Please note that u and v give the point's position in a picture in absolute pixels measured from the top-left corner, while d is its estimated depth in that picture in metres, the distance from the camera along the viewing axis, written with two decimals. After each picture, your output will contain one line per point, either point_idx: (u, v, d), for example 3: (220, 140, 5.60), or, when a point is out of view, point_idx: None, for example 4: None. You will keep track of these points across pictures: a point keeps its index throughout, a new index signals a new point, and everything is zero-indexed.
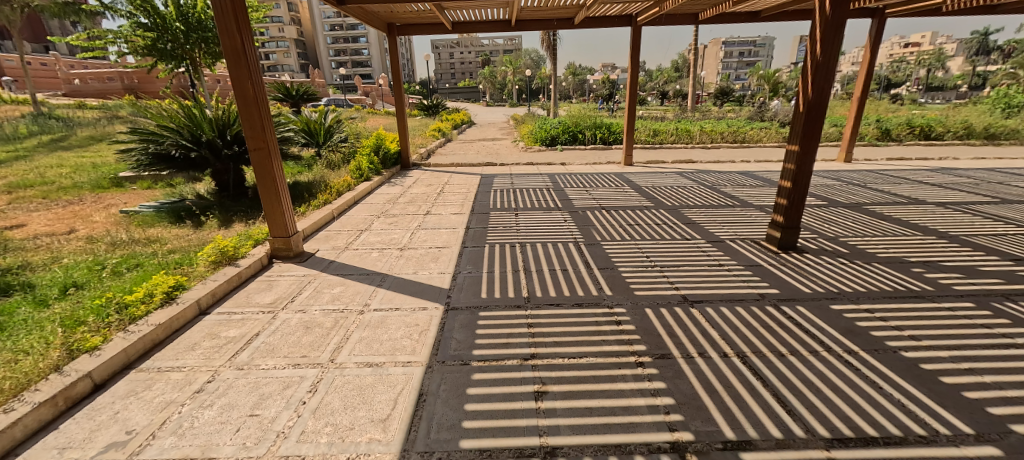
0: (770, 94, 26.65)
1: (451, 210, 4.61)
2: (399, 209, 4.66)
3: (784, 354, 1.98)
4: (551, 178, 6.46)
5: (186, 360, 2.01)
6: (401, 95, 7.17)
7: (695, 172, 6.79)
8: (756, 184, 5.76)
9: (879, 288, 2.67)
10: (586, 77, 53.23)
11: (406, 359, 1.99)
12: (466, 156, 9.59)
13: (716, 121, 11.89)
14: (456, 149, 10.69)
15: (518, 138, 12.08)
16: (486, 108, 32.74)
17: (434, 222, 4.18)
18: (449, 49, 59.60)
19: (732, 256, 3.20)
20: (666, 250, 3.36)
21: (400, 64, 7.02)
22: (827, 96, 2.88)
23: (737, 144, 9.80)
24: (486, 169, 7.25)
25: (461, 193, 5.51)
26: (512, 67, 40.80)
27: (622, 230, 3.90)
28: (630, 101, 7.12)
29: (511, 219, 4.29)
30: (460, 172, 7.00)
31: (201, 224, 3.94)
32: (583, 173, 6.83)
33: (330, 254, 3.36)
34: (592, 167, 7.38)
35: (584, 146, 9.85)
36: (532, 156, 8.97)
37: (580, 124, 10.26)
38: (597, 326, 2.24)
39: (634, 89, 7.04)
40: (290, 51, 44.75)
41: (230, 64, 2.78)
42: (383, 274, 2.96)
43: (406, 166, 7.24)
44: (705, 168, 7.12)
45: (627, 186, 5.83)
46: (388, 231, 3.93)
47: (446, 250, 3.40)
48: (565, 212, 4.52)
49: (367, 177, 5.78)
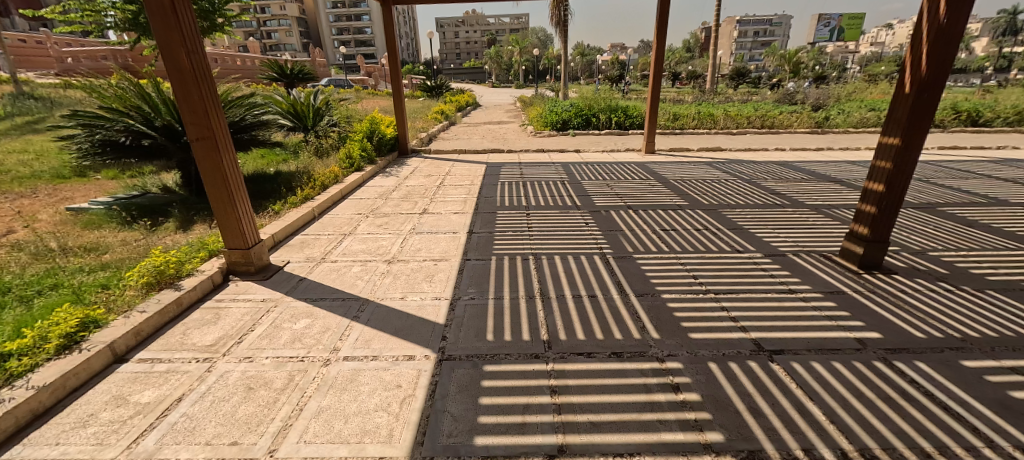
0: (790, 75, 25.46)
1: (451, 208, 3.97)
2: (391, 207, 4.02)
3: (930, 455, 1.35)
4: (565, 168, 5.77)
5: (67, 447, 1.42)
6: (398, 75, 6.44)
7: (726, 163, 6.05)
8: (801, 178, 5.05)
9: (1014, 331, 2.01)
10: (595, 57, 51.64)
11: (377, 452, 1.38)
12: (471, 141, 8.90)
13: (739, 105, 11.05)
14: (459, 133, 9.96)
15: (525, 122, 11.32)
16: (491, 90, 31.84)
17: (431, 224, 3.54)
18: (454, 27, 58.06)
19: (801, 277, 2.55)
20: (715, 266, 2.71)
21: (397, 40, 6.26)
22: (948, 73, 2.17)
23: (764, 131, 9.01)
24: (493, 157, 6.58)
25: (463, 185, 4.84)
26: (518, 48, 39.62)
27: (656, 235, 3.25)
28: (654, 81, 6.36)
29: (523, 221, 3.64)
30: (463, 160, 6.32)
31: (154, 226, 3.33)
32: (600, 163, 6.14)
33: (301, 269, 2.74)
34: (609, 155, 6.68)
35: (598, 131, 9.11)
36: (541, 142, 8.26)
37: (594, 107, 9.49)
38: (647, 394, 1.61)
39: (660, 68, 6.26)
40: (292, 29, 43.72)
41: (156, 24, 2.10)
42: (363, 301, 2.33)
43: (404, 153, 6.58)
44: (735, 158, 6.40)
45: (652, 178, 5.15)
46: (375, 236, 3.30)
47: (443, 264, 2.78)
48: (584, 212, 3.85)
49: (359, 167, 5.15)
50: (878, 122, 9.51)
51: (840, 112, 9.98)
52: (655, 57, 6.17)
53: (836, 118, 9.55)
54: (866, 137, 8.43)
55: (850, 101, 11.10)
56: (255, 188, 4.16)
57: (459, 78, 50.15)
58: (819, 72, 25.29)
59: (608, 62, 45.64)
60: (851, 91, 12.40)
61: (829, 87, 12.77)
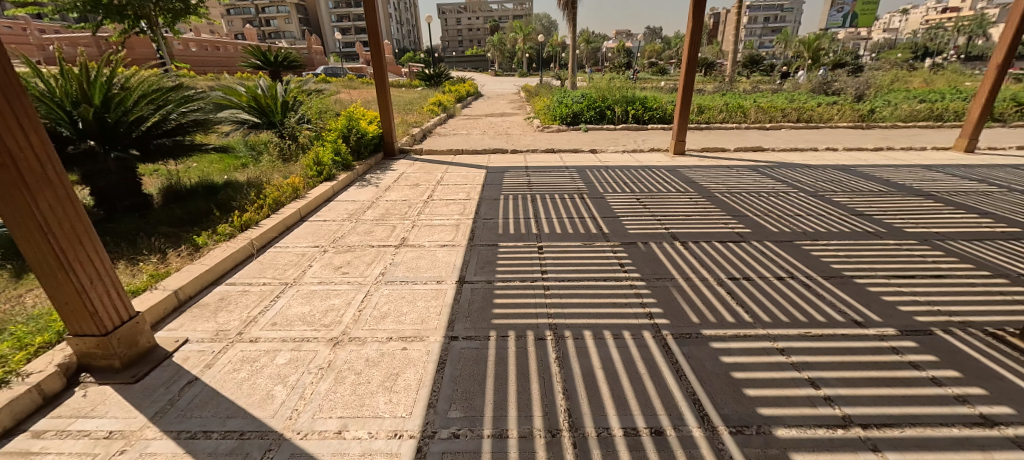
0: (809, 62, 24.17)
1: (439, 237, 3.03)
2: (359, 236, 3.06)
3: None
4: (581, 175, 4.78)
5: None
6: (382, 64, 5.42)
7: (774, 168, 5.04)
8: (878, 191, 4.04)
9: None
10: (602, 44, 50.12)
11: None
12: (471, 136, 7.92)
13: (769, 95, 9.96)
14: (458, 128, 8.95)
15: (531, 114, 10.28)
16: (495, 79, 30.73)
17: (408, 267, 2.59)
18: (457, 14, 56.60)
19: (984, 388, 1.59)
20: (837, 359, 1.74)
21: (379, 20, 5.20)
22: None
23: (802, 126, 7.97)
24: (494, 159, 5.60)
25: (457, 200, 3.88)
26: (522, 35, 38.36)
27: (726, 289, 2.27)
28: (688, 70, 5.29)
29: (534, 260, 2.68)
30: (459, 164, 5.34)
31: (23, 272, 2.40)
32: (622, 166, 5.15)
33: (199, 357, 1.80)
34: (631, 156, 5.68)
35: (614, 125, 8.10)
36: (550, 140, 7.25)
37: (609, 98, 8.48)
38: None
39: (695, 53, 5.19)
40: (291, 16, 42.60)
41: None
42: (272, 438, 1.39)
43: (391, 154, 5.64)
44: (782, 161, 5.38)
45: (690, 189, 4.16)
46: (328, 289, 2.35)
47: (416, 348, 1.83)
48: (614, 244, 2.88)
49: (330, 176, 4.20)
50: (930, 115, 8.44)
51: (885, 104, 8.91)
52: (690, 40, 5.09)
53: (883, 111, 8.49)
54: (921, 133, 7.39)
55: (893, 91, 9.98)
56: (186, 207, 3.22)
57: (461, 65, 48.72)
58: (839, 59, 24.07)
59: (615, 49, 44.17)
60: (891, 79, 11.25)
61: (866, 75, 11.62)
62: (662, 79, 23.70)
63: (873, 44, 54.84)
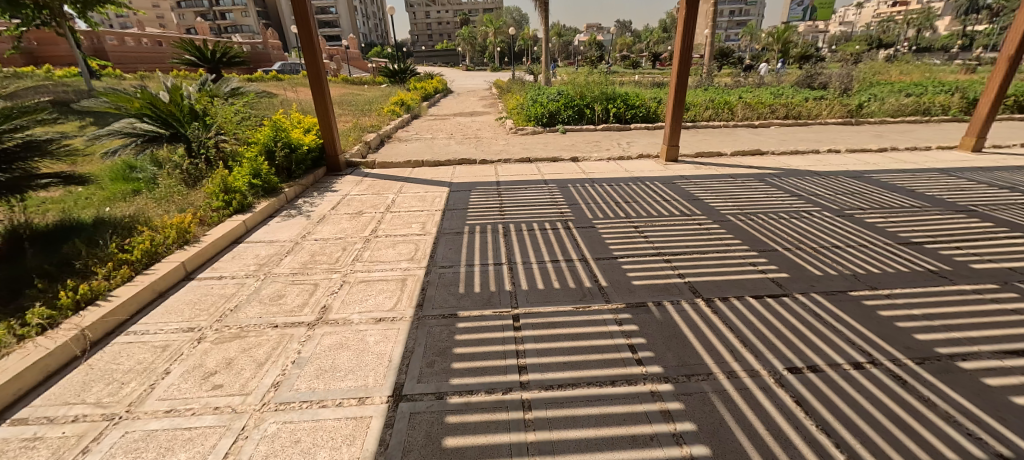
0: (778, 54, 24.24)
1: (373, 305, 2.17)
2: (257, 308, 2.16)
3: None
4: (563, 191, 3.98)
5: None
6: (318, 68, 4.41)
7: (782, 175, 4.38)
8: (912, 207, 3.42)
9: None
10: (574, 38, 49.70)
11: None
12: (436, 141, 7.03)
13: (752, 90, 9.44)
14: (422, 130, 8.02)
15: (503, 113, 9.45)
16: (466, 73, 29.64)
17: (318, 366, 1.73)
18: (425, 7, 54.95)
19: None
20: None
21: (310, 11, 4.17)
22: None
23: (791, 124, 7.46)
24: (459, 172, 4.75)
25: (407, 235, 3.01)
26: (492, 28, 37.34)
27: (793, 397, 1.52)
28: (681, 66, 4.57)
29: (507, 343, 1.85)
30: (417, 181, 4.45)
31: None
32: (609, 178, 4.40)
33: None
34: (619, 165, 4.94)
35: (594, 125, 7.36)
36: (525, 144, 6.43)
37: (587, 95, 7.72)
38: None
39: (689, 47, 4.47)
40: (248, 9, 40.15)
41: None
42: None
43: (335, 169, 4.72)
44: (787, 167, 4.75)
45: (695, 209, 3.42)
46: (177, 425, 1.46)
47: None
48: (616, 308, 2.09)
49: (243, 206, 3.27)
50: (918, 109, 8.06)
51: (872, 97, 8.49)
52: (684, 32, 4.35)
53: (871, 105, 8.07)
54: (915, 130, 6.96)
55: (876, 84, 9.64)
56: (10, 269, 2.28)
57: (431, 60, 47.29)
58: (806, 52, 24.26)
59: (587, 42, 43.76)
60: (871, 71, 10.91)
61: (846, 67, 11.26)
62: (637, 72, 23.33)
63: (832, 36, 56.58)
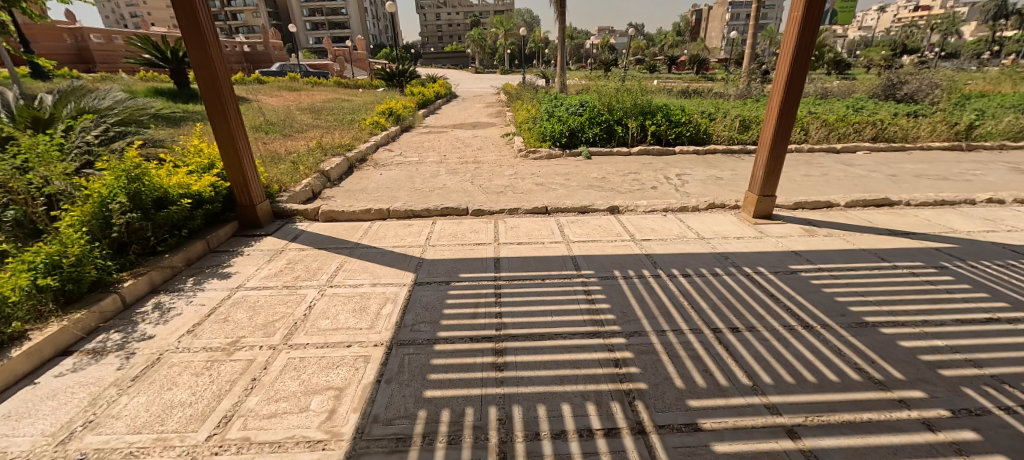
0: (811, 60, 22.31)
1: None
2: None
3: None
4: (608, 288, 2.29)
5: None
6: (214, 74, 2.72)
7: (966, 257, 2.64)
8: None
9: None
10: (586, 42, 48.12)
11: None
12: (423, 166, 5.41)
13: (819, 101, 7.65)
14: (409, 149, 6.43)
15: (512, 127, 7.82)
16: (473, 76, 28.13)
17: None
18: (435, 9, 53.89)
19: None
20: None
21: None
22: None
23: (885, 149, 5.71)
24: (438, 231, 3.10)
25: (282, 449, 1.35)
26: (503, 29, 35.89)
27: None
28: (793, 79, 2.81)
29: None
30: (368, 250, 2.80)
31: None
32: (678, 253, 2.69)
33: None
34: (683, 222, 3.23)
35: (627, 148, 5.66)
36: (538, 175, 4.76)
37: (618, 107, 6.04)
38: None
39: (808, 48, 2.74)
40: (260, 10, 39.61)
41: None
42: None
43: (252, 227, 3.11)
44: (950, 234, 3.01)
45: (882, 361, 1.72)
46: None
47: None
48: None
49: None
50: None
51: (980, 114, 6.65)
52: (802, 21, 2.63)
53: (984, 125, 6.24)
54: None
55: (973, 96, 7.78)
56: None
57: (440, 63, 46.14)
58: (838, 57, 22.37)
59: (601, 45, 42.03)
60: (956, 80, 9.04)
61: (925, 74, 9.34)
62: (655, 78, 21.65)
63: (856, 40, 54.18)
